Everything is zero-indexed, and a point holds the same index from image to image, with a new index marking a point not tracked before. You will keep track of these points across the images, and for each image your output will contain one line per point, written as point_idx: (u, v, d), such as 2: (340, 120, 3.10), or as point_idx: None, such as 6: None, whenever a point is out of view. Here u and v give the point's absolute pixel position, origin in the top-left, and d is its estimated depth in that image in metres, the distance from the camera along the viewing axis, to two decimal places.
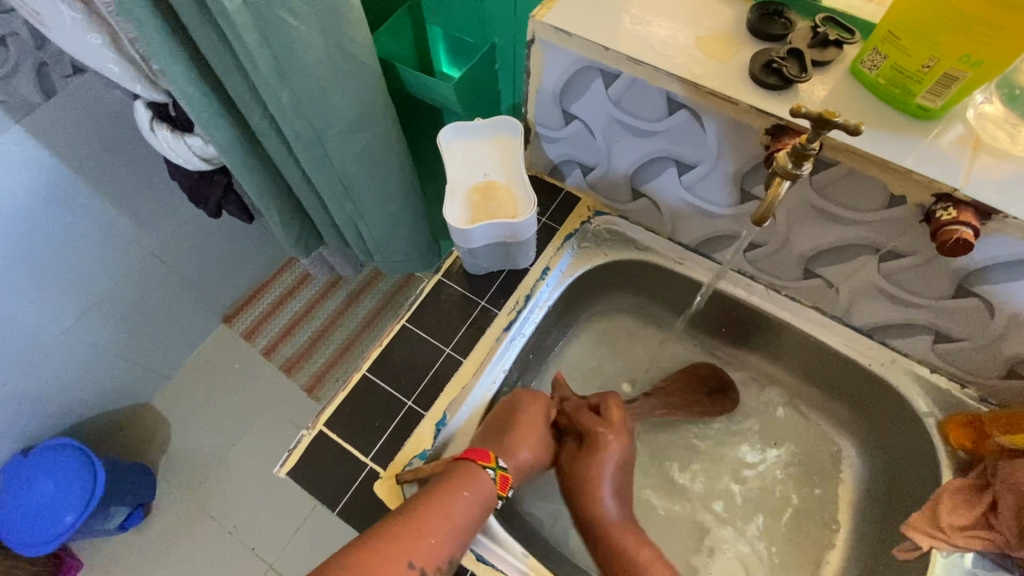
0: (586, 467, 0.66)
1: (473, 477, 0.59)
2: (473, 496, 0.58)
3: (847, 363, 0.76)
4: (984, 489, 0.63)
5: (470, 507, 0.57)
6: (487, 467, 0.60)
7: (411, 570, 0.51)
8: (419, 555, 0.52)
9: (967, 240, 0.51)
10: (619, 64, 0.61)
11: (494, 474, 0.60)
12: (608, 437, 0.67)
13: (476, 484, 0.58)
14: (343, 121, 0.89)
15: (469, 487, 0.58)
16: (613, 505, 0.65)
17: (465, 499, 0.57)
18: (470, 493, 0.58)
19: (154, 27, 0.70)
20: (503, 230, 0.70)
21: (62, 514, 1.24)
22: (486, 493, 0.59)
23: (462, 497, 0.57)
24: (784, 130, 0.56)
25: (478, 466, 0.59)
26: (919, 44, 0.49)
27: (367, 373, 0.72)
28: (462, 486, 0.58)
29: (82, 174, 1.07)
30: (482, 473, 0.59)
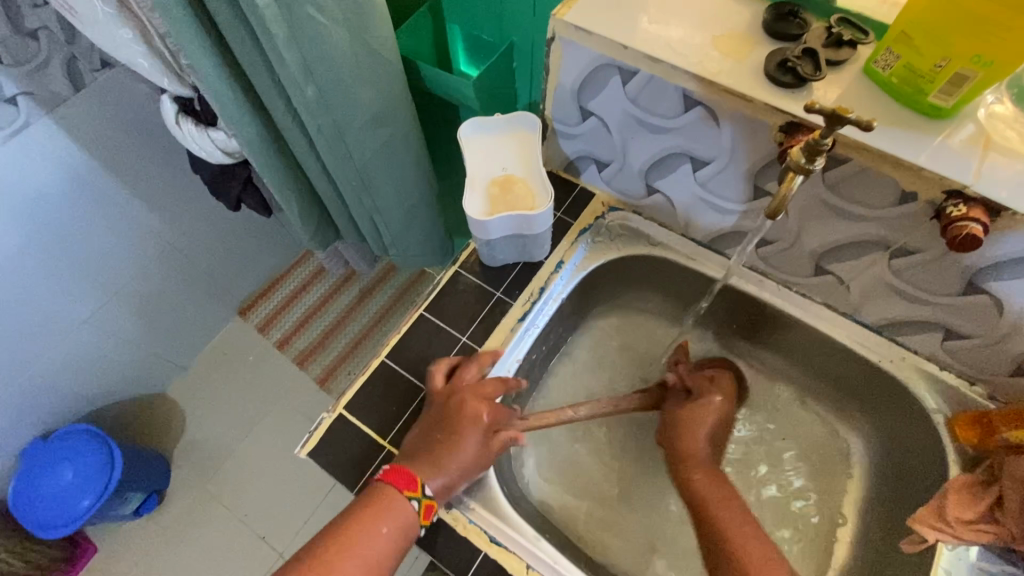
0: (691, 413, 0.72)
1: (392, 509, 0.58)
2: (392, 531, 0.57)
3: (856, 359, 0.77)
4: (991, 485, 0.64)
5: (389, 543, 0.57)
6: (411, 497, 0.59)
7: None
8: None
9: (976, 235, 0.52)
10: (637, 62, 0.63)
11: (417, 504, 0.60)
12: (711, 397, 0.73)
13: (395, 515, 0.58)
14: (364, 117, 0.91)
15: (388, 520, 0.58)
16: (707, 449, 0.70)
17: (383, 535, 0.57)
18: (389, 528, 0.57)
19: (186, 22, 0.73)
20: (519, 221, 0.72)
21: (79, 498, 1.27)
22: (406, 524, 0.59)
23: (378, 533, 0.57)
24: (798, 127, 0.58)
25: (400, 495, 0.59)
26: (931, 45, 0.51)
27: (385, 360, 0.74)
28: (380, 519, 0.57)
29: (108, 166, 1.11)
30: (404, 503, 0.59)
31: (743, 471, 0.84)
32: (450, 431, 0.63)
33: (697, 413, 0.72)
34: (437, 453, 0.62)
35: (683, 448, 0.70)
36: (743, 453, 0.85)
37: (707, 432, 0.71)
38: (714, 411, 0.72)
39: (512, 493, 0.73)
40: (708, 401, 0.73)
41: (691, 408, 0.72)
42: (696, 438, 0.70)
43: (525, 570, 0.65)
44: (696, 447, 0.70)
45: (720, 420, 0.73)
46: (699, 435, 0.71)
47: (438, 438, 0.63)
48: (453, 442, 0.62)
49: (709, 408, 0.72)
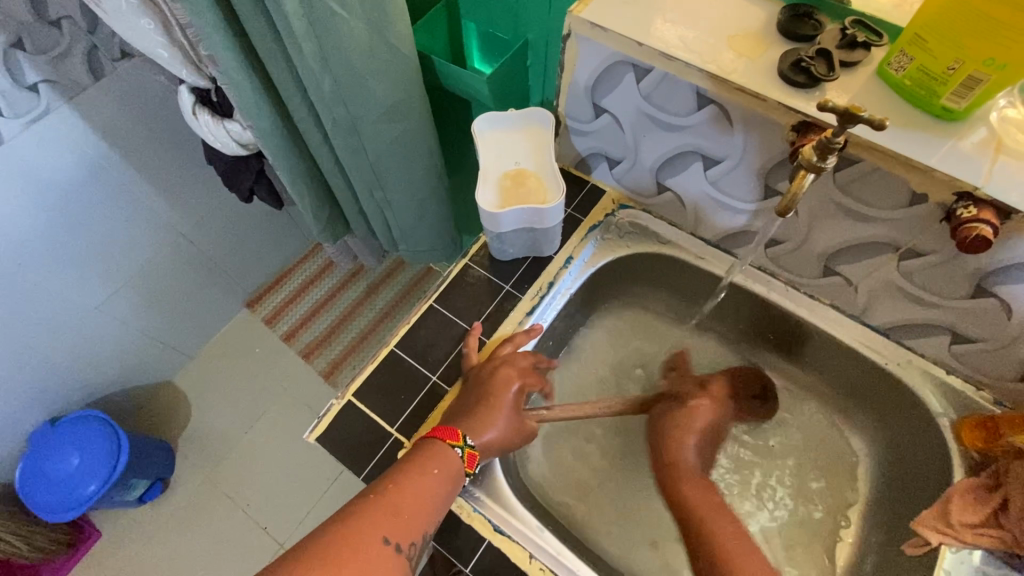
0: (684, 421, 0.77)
1: (440, 455, 0.61)
2: (442, 474, 0.60)
3: (863, 361, 0.77)
4: (995, 489, 0.64)
5: (439, 485, 0.59)
6: (454, 445, 0.62)
7: (386, 545, 0.52)
8: (391, 529, 0.53)
9: (986, 237, 0.52)
10: (651, 60, 0.63)
11: (461, 452, 0.62)
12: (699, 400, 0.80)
13: (444, 460, 0.61)
14: (379, 110, 0.92)
15: (437, 464, 0.60)
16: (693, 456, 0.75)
17: (434, 476, 0.59)
18: (439, 470, 0.60)
19: (209, 14, 0.74)
20: (531, 216, 0.72)
21: (85, 483, 1.28)
22: (453, 471, 0.61)
23: (430, 475, 0.59)
24: (809, 126, 0.58)
25: (446, 444, 0.62)
26: (945, 47, 0.51)
27: (394, 349, 0.75)
28: (430, 463, 0.60)
29: (124, 154, 1.12)
30: (449, 451, 0.61)
31: (747, 470, 0.85)
32: (485, 395, 0.67)
33: (687, 417, 0.77)
34: (474, 414, 0.65)
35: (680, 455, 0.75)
36: (747, 453, 0.86)
37: (695, 439, 0.76)
38: (703, 417, 0.78)
39: (516, 485, 0.74)
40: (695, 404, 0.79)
41: (686, 413, 0.78)
42: (685, 445, 0.75)
43: (528, 557, 0.66)
44: (683, 456, 0.75)
45: (709, 426, 0.79)
46: (690, 442, 0.76)
47: (475, 402, 0.67)
48: (488, 404, 0.66)
49: (708, 409, 0.79)
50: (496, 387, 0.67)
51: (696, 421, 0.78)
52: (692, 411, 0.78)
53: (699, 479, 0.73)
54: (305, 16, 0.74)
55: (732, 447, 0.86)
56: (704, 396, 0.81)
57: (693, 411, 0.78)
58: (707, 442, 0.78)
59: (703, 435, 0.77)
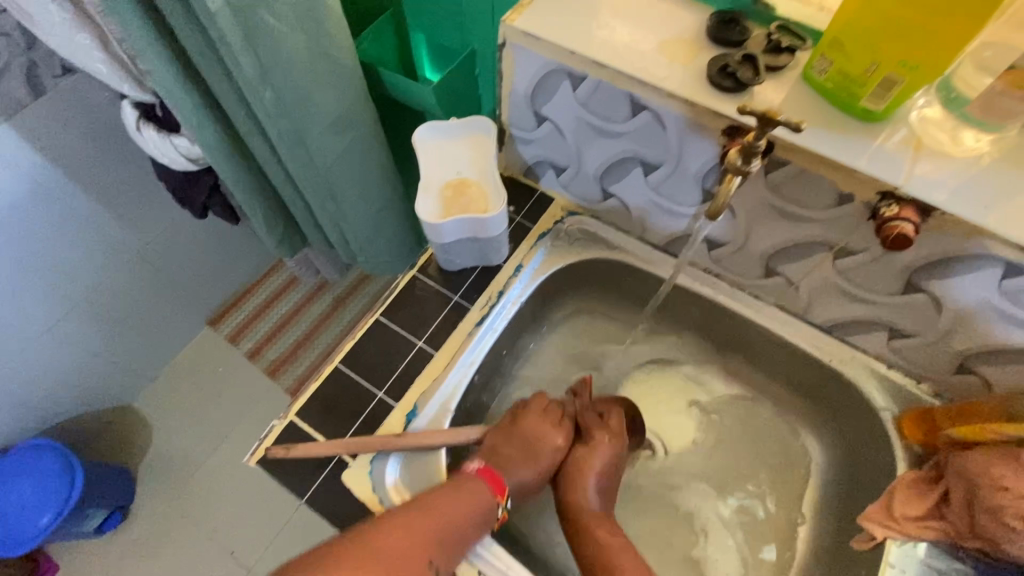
0: (582, 458, 0.70)
1: (492, 506, 0.62)
2: (484, 523, 0.61)
3: (809, 359, 0.78)
4: (937, 481, 0.66)
5: (478, 533, 0.60)
6: (500, 503, 0.63)
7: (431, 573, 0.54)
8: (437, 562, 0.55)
9: (905, 235, 0.53)
10: (585, 68, 0.64)
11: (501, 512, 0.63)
12: (603, 435, 0.72)
13: (489, 515, 0.62)
14: (324, 123, 0.90)
15: (485, 514, 0.61)
16: (596, 499, 0.70)
17: (477, 525, 0.60)
18: (484, 520, 0.61)
19: (140, 28, 0.72)
20: (472, 226, 0.72)
21: (38, 515, 1.22)
22: (489, 522, 0.62)
23: (476, 524, 0.60)
24: (738, 130, 0.59)
25: (496, 500, 0.63)
26: (861, 50, 0.53)
27: (338, 365, 0.73)
28: (480, 511, 0.61)
29: (70, 174, 1.08)
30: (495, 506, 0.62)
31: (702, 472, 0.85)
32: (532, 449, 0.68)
33: (590, 455, 0.70)
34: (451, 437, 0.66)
35: (580, 499, 0.69)
36: (701, 455, 0.86)
37: (594, 480, 0.70)
38: (602, 451, 0.71)
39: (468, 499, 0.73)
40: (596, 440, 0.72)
41: (584, 451, 0.71)
42: (582, 487, 0.69)
43: (475, 575, 0.64)
44: (586, 500, 0.69)
45: (608, 467, 0.71)
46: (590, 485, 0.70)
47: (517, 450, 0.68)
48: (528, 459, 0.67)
49: (608, 448, 0.71)
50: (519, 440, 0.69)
51: (595, 461, 0.70)
52: (592, 448, 0.71)
53: (604, 520, 0.68)
54: (240, 29, 0.72)
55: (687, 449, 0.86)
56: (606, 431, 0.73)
57: (596, 447, 0.71)
58: (606, 486, 0.71)
59: (603, 475, 0.71)
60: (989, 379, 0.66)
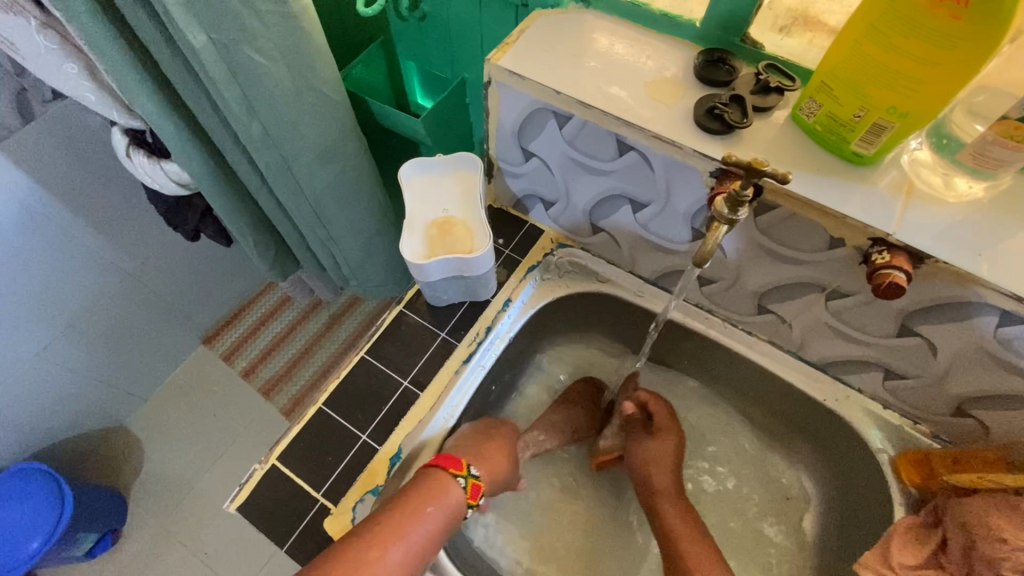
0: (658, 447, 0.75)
1: (442, 489, 0.62)
2: (438, 510, 0.60)
3: (803, 396, 0.76)
4: (934, 527, 0.64)
5: (435, 521, 0.60)
6: (458, 475, 0.64)
7: None
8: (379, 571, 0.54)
9: (899, 284, 0.52)
10: (571, 107, 0.63)
11: (465, 482, 0.64)
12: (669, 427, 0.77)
13: (443, 499, 0.61)
14: (312, 154, 0.89)
15: (435, 501, 0.61)
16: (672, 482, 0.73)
17: (428, 513, 0.59)
18: (436, 507, 0.60)
19: (124, 63, 0.71)
20: (457, 265, 0.71)
21: (27, 539, 1.20)
22: (451, 505, 0.62)
23: (426, 512, 0.59)
24: (726, 174, 0.58)
25: (449, 475, 0.63)
26: (850, 95, 0.52)
27: (323, 407, 0.72)
28: (429, 500, 0.60)
29: (61, 199, 1.08)
30: (451, 484, 0.63)
31: (696, 509, 0.84)
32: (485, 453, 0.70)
33: (659, 445, 0.75)
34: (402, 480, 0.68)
35: (656, 482, 0.73)
36: (694, 490, 0.85)
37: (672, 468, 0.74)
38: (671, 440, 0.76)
39: (454, 544, 0.71)
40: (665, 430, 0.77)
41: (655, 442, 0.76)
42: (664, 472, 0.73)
43: None
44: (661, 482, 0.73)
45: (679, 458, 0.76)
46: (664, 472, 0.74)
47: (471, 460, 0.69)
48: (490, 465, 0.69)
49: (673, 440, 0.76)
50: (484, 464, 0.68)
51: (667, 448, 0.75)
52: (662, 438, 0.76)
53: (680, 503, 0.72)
54: (225, 64, 0.72)
55: None
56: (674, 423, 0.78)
57: (665, 436, 0.76)
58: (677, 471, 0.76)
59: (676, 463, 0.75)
60: (987, 424, 0.65)
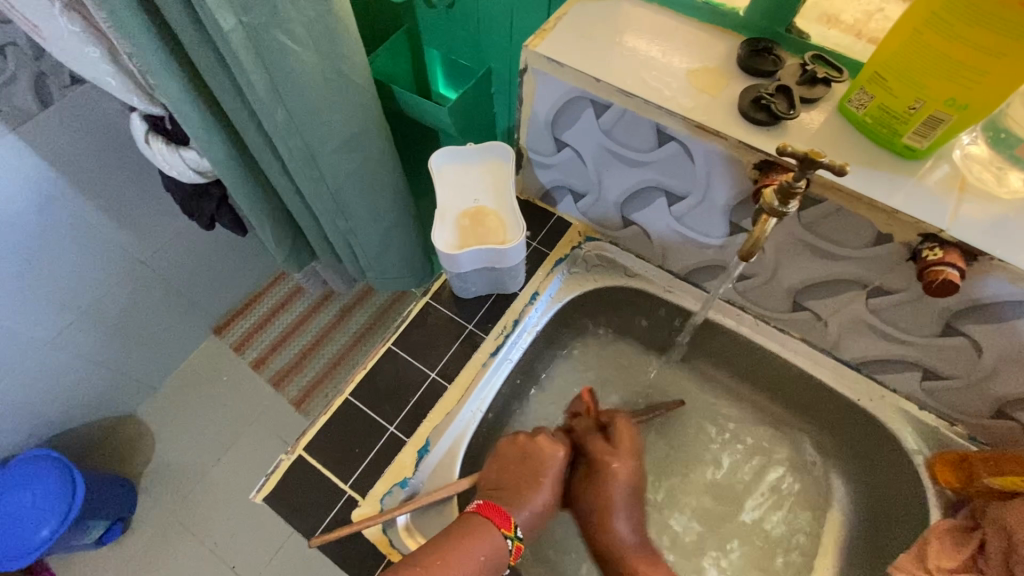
0: (608, 492, 0.69)
1: (490, 540, 0.59)
2: (486, 560, 0.58)
3: (835, 395, 0.75)
4: (972, 531, 0.63)
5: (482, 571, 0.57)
6: (506, 535, 0.60)
7: None
8: None
9: (952, 281, 0.51)
10: (610, 96, 0.61)
11: (511, 544, 0.60)
12: (615, 464, 0.69)
13: (491, 550, 0.58)
14: (337, 142, 0.88)
15: (484, 551, 0.58)
16: (627, 528, 0.68)
17: (478, 562, 0.57)
18: (486, 556, 0.58)
19: (150, 44, 0.69)
20: (490, 256, 0.70)
21: (38, 527, 1.20)
22: (497, 559, 0.59)
23: (475, 562, 0.57)
24: (772, 166, 0.56)
25: (499, 531, 0.59)
26: (905, 87, 0.50)
27: (350, 397, 0.71)
28: (479, 550, 0.58)
29: (77, 185, 1.06)
30: (500, 539, 0.59)
31: (722, 510, 0.82)
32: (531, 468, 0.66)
33: (603, 490, 0.68)
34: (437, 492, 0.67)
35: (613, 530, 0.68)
36: (722, 490, 0.83)
37: (619, 514, 0.68)
38: (618, 486, 0.68)
39: None
40: (608, 472, 0.69)
41: (602, 484, 0.69)
42: (610, 524, 0.68)
43: None
44: (615, 534, 0.68)
45: (629, 490, 0.69)
46: (615, 519, 0.68)
47: (515, 474, 0.65)
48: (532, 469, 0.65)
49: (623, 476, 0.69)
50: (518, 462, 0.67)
51: (615, 489, 0.69)
52: (606, 482, 0.69)
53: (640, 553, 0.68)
54: (254, 49, 0.70)
55: (704, 482, 0.84)
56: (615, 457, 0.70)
57: (606, 482, 0.69)
58: (636, 505, 0.70)
59: (629, 501, 0.69)
60: None
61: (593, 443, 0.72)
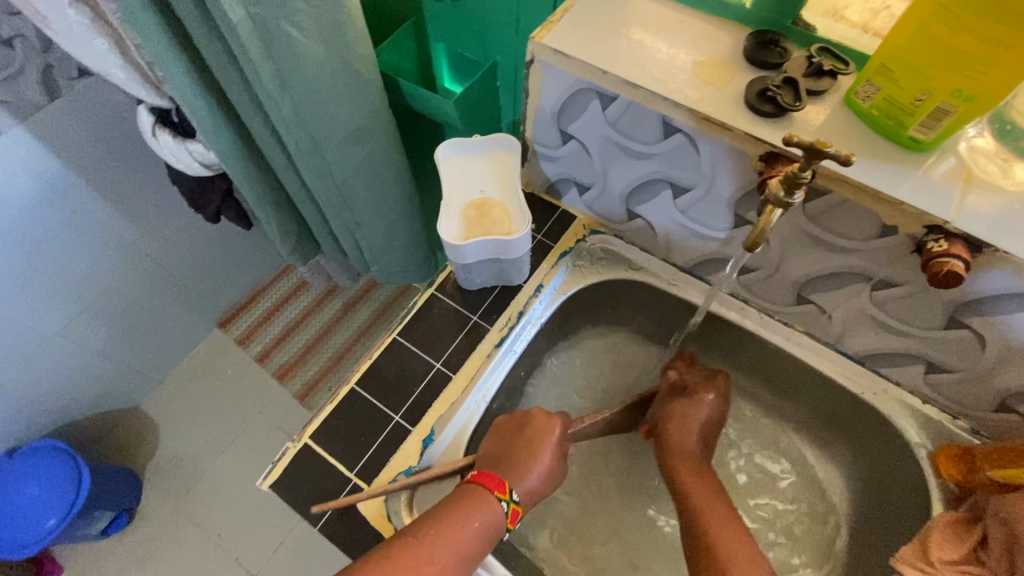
0: (689, 413, 0.74)
1: (485, 506, 0.59)
2: (482, 525, 0.58)
3: (838, 389, 0.75)
4: (974, 523, 0.63)
5: (479, 536, 0.58)
6: (501, 499, 0.60)
7: None
8: None
9: (956, 273, 0.51)
10: (617, 87, 0.61)
11: (506, 507, 0.60)
12: (708, 394, 0.75)
13: (486, 515, 0.59)
14: (343, 134, 0.89)
15: (478, 516, 0.58)
16: (697, 446, 0.72)
17: (473, 528, 0.57)
18: (480, 522, 0.58)
19: (160, 35, 0.70)
20: (496, 247, 0.70)
21: (43, 517, 1.21)
22: (494, 523, 0.59)
23: (470, 527, 0.57)
24: (777, 158, 0.57)
25: (493, 495, 0.60)
26: (911, 78, 0.50)
27: (355, 387, 0.72)
28: (473, 516, 0.58)
29: (85, 177, 1.07)
30: (495, 503, 0.60)
31: None
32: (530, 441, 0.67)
33: (689, 410, 0.74)
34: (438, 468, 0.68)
35: (679, 446, 0.72)
36: (725, 484, 0.84)
37: (694, 437, 0.72)
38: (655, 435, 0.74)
39: None
40: (702, 394, 0.75)
41: (689, 403, 0.74)
42: (685, 442, 0.71)
43: None
44: (685, 450, 0.71)
45: (710, 421, 0.74)
46: (688, 439, 0.72)
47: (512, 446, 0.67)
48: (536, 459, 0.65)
49: (708, 403, 0.74)
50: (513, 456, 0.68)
51: (695, 412, 0.73)
52: (698, 404, 0.74)
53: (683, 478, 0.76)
54: (261, 40, 0.71)
55: None
56: (712, 387, 0.76)
57: (699, 403, 0.74)
58: (706, 436, 0.73)
59: (704, 429, 0.73)
60: None
61: (687, 375, 0.78)
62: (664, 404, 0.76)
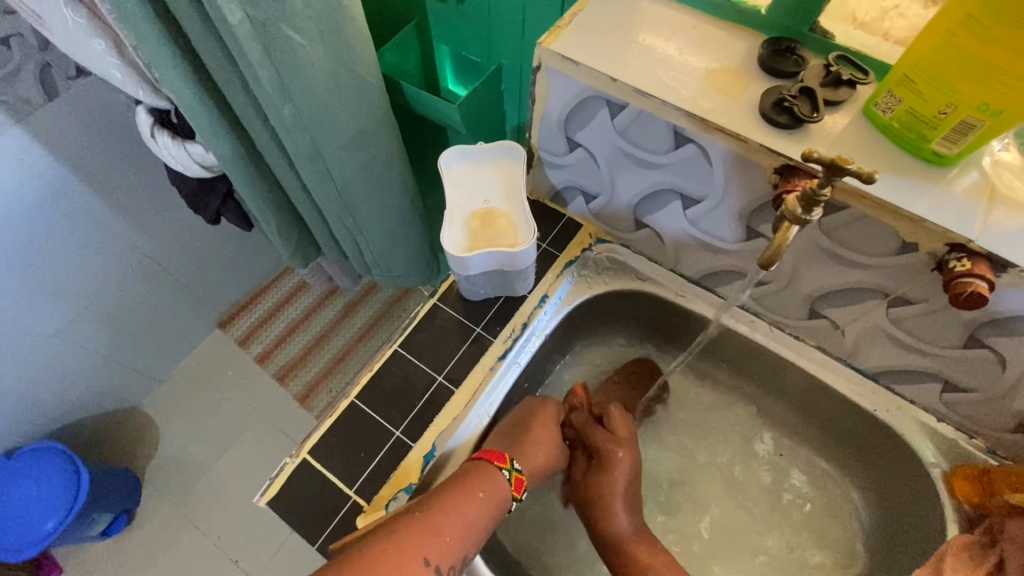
0: (601, 482, 0.70)
1: (489, 478, 0.61)
2: (488, 497, 0.60)
3: (849, 404, 0.74)
4: (989, 546, 0.60)
5: (485, 508, 0.59)
6: (503, 468, 0.62)
7: (426, 568, 0.52)
8: (433, 552, 0.54)
9: (981, 293, 0.49)
10: (627, 96, 0.59)
11: (509, 475, 0.62)
12: (620, 454, 0.70)
13: (491, 486, 0.60)
14: (344, 138, 0.87)
15: (484, 487, 0.60)
16: (628, 520, 0.69)
17: (479, 499, 0.59)
18: (485, 494, 0.60)
19: (155, 37, 0.68)
20: (501, 258, 0.68)
21: (42, 519, 1.20)
22: (499, 495, 0.61)
23: (477, 499, 0.59)
24: (794, 171, 0.55)
25: (495, 467, 0.62)
26: (936, 90, 0.48)
27: (355, 400, 0.70)
28: (478, 487, 0.59)
29: (82, 178, 1.05)
30: (498, 474, 0.62)
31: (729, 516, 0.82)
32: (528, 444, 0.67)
33: (607, 480, 0.69)
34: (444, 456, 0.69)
35: (615, 521, 0.68)
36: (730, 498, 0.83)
37: (620, 503, 0.69)
38: (622, 470, 0.69)
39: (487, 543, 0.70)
40: (614, 458, 0.69)
41: (603, 475, 0.69)
42: (613, 514, 0.68)
43: None
44: (612, 522, 0.68)
45: (627, 480, 0.70)
46: (615, 508, 0.69)
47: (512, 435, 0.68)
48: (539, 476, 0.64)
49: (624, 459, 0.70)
50: (519, 460, 0.67)
51: (614, 483, 0.69)
52: (611, 473, 0.69)
53: (638, 541, 0.68)
54: (260, 42, 0.68)
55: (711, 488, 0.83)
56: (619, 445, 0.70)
57: (611, 470, 0.69)
58: (632, 496, 0.70)
59: (627, 490, 0.70)
60: None
61: (591, 430, 0.72)
62: (583, 474, 0.71)
